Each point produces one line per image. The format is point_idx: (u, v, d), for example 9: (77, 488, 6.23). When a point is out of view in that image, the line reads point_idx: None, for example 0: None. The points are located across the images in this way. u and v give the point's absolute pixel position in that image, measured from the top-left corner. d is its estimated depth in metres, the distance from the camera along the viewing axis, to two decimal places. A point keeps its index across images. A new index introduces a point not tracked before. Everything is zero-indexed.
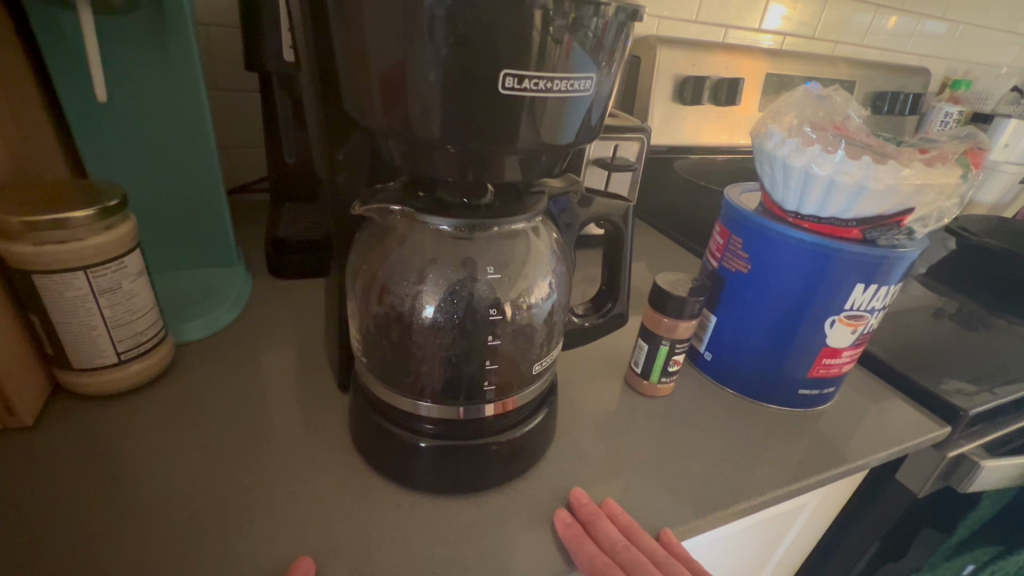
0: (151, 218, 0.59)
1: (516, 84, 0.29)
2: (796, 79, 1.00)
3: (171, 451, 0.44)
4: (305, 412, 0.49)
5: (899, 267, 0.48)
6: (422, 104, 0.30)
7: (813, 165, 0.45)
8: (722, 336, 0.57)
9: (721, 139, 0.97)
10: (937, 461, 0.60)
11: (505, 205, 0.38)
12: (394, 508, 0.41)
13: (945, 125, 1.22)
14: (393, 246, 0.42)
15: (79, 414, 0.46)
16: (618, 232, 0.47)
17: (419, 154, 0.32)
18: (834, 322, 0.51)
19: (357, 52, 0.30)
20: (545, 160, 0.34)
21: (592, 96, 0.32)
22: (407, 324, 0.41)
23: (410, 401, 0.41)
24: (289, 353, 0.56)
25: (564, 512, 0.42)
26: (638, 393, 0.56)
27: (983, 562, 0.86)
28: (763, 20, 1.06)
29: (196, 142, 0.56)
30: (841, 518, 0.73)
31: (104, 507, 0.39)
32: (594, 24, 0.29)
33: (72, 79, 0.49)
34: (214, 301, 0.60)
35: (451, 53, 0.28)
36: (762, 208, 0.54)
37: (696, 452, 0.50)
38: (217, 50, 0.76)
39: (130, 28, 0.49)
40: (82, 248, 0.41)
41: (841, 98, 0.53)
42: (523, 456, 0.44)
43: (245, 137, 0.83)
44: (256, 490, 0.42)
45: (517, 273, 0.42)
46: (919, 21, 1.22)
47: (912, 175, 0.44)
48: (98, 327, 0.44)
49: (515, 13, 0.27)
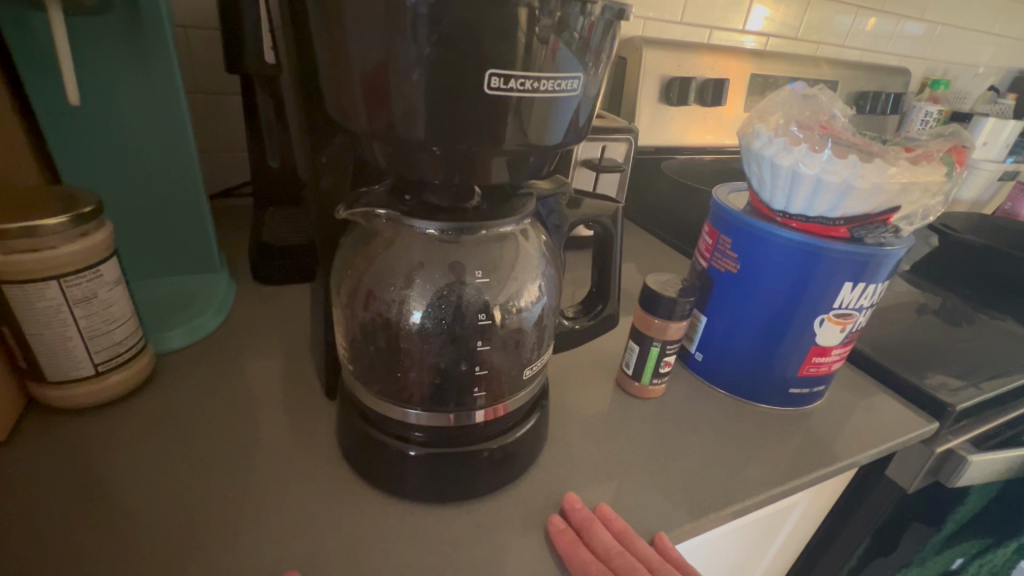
0: (129, 223, 0.58)
1: (502, 84, 0.28)
2: (780, 79, 1.00)
3: (154, 464, 0.43)
4: (292, 421, 0.48)
5: (886, 265, 0.48)
6: (405, 104, 0.29)
7: (800, 164, 0.45)
8: (713, 336, 0.57)
9: (707, 140, 0.98)
10: (926, 457, 0.60)
11: (492, 207, 0.37)
12: (383, 519, 0.40)
13: (925, 125, 1.23)
14: (378, 251, 0.41)
15: (55, 429, 0.45)
16: (607, 234, 0.46)
17: (402, 156, 0.32)
18: (823, 321, 0.51)
19: (338, 50, 0.29)
20: (533, 161, 0.33)
21: (580, 95, 0.31)
22: (395, 330, 0.41)
23: (399, 410, 0.40)
24: (275, 360, 0.55)
25: (556, 518, 0.41)
26: (630, 395, 0.56)
27: (972, 555, 0.87)
28: (747, 21, 1.07)
29: (174, 145, 0.55)
30: (833, 515, 0.74)
31: (84, 523, 0.38)
32: (580, 24, 0.28)
33: (44, 82, 0.47)
34: (196, 309, 0.58)
35: (434, 52, 0.27)
36: (751, 209, 0.54)
37: (688, 454, 0.49)
38: (197, 52, 0.75)
39: (104, 29, 0.48)
40: (53, 255, 0.39)
41: (826, 97, 0.53)
42: (514, 462, 0.43)
43: (228, 139, 0.82)
44: (241, 503, 0.40)
45: (506, 276, 0.41)
46: (898, 22, 1.24)
47: (898, 173, 0.44)
48: (74, 339, 0.42)
49: (498, 10, 0.26)
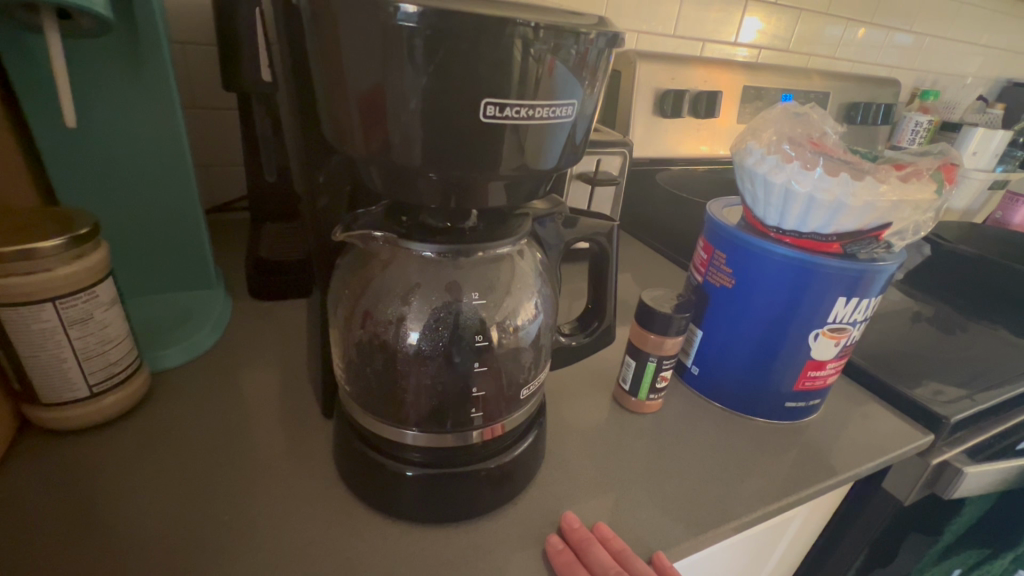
0: (125, 241, 0.58)
1: (497, 112, 0.28)
2: (772, 90, 1.02)
3: (150, 484, 0.43)
4: (289, 440, 0.48)
5: (879, 281, 0.48)
6: (402, 132, 0.29)
7: (793, 182, 0.46)
8: (709, 350, 0.57)
9: (702, 151, 0.98)
10: (922, 468, 0.60)
11: (489, 229, 0.37)
12: (380, 539, 0.40)
13: (916, 135, 1.24)
14: (375, 271, 0.41)
15: (48, 452, 0.44)
16: (603, 251, 0.47)
17: (399, 180, 0.32)
18: (818, 335, 0.51)
19: (336, 77, 0.30)
20: (529, 184, 0.34)
21: (574, 120, 0.31)
22: (392, 352, 0.41)
23: (397, 431, 0.40)
24: (271, 378, 0.55)
25: (555, 538, 0.41)
26: (627, 410, 0.56)
27: (969, 564, 0.87)
28: (739, 34, 1.08)
29: (171, 164, 0.55)
30: (831, 526, 0.74)
31: (81, 545, 0.38)
32: (574, 51, 0.29)
33: (41, 103, 0.47)
34: (193, 325, 0.58)
35: (430, 82, 0.27)
36: (745, 224, 0.54)
37: (687, 469, 0.49)
38: (194, 68, 0.75)
39: (101, 49, 0.48)
40: (49, 277, 0.39)
41: (817, 114, 0.53)
42: (512, 481, 0.43)
43: (224, 154, 0.82)
44: (236, 526, 0.40)
45: (503, 296, 0.42)
46: (887, 33, 1.26)
47: (889, 191, 0.45)
48: (69, 360, 0.42)
49: (494, 40, 0.27)
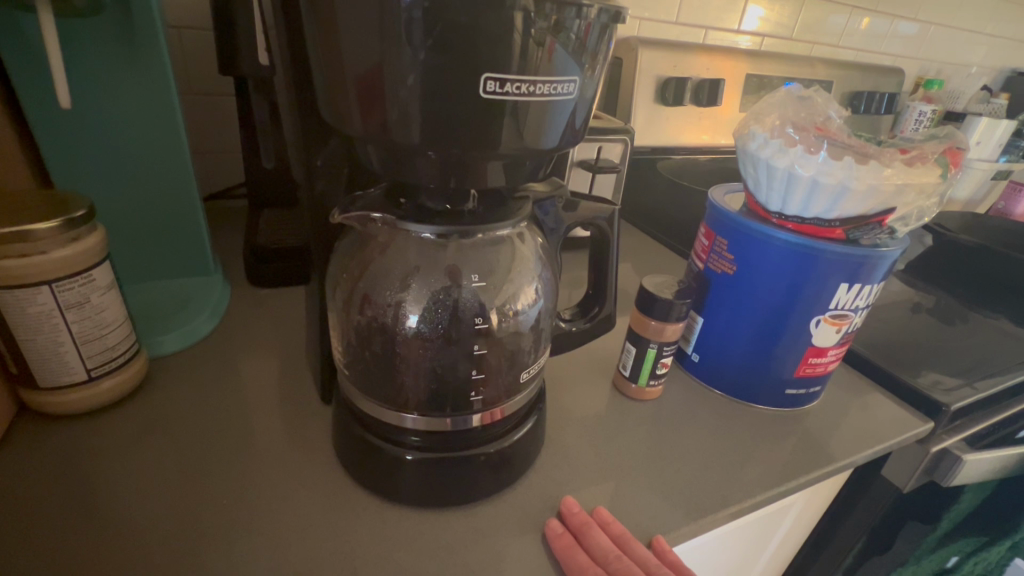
0: (122, 226, 0.57)
1: (497, 88, 0.28)
2: (774, 78, 1.01)
3: (149, 468, 0.43)
4: (287, 425, 0.48)
5: (882, 266, 0.48)
6: (400, 110, 0.29)
7: (796, 166, 0.45)
8: (709, 337, 0.57)
9: (703, 140, 0.97)
10: (921, 456, 0.60)
11: (489, 211, 0.37)
12: (379, 525, 0.40)
13: (919, 125, 1.23)
14: (374, 255, 0.41)
15: (48, 434, 0.44)
16: (603, 236, 0.46)
17: (397, 159, 0.31)
18: (820, 322, 0.51)
19: (332, 53, 0.29)
20: (529, 165, 0.33)
21: (576, 99, 0.31)
22: (390, 335, 0.40)
23: (395, 414, 0.40)
24: (269, 363, 0.55)
25: (555, 522, 0.41)
26: (627, 396, 0.55)
27: (965, 553, 0.87)
28: (742, 21, 1.07)
29: (167, 148, 0.55)
30: (830, 513, 0.74)
31: (79, 528, 0.38)
32: (576, 26, 0.28)
33: (36, 85, 0.47)
34: (192, 312, 0.58)
35: (429, 57, 0.27)
36: (746, 209, 0.54)
37: (686, 456, 0.49)
38: (189, 52, 0.74)
39: (96, 30, 0.47)
40: (47, 260, 0.39)
41: (821, 98, 0.53)
42: (512, 465, 0.43)
43: (222, 139, 0.82)
44: (235, 509, 0.40)
45: (503, 280, 0.41)
46: (892, 22, 1.25)
47: (892, 175, 0.44)
48: (67, 344, 0.42)
49: (495, 13, 0.26)
